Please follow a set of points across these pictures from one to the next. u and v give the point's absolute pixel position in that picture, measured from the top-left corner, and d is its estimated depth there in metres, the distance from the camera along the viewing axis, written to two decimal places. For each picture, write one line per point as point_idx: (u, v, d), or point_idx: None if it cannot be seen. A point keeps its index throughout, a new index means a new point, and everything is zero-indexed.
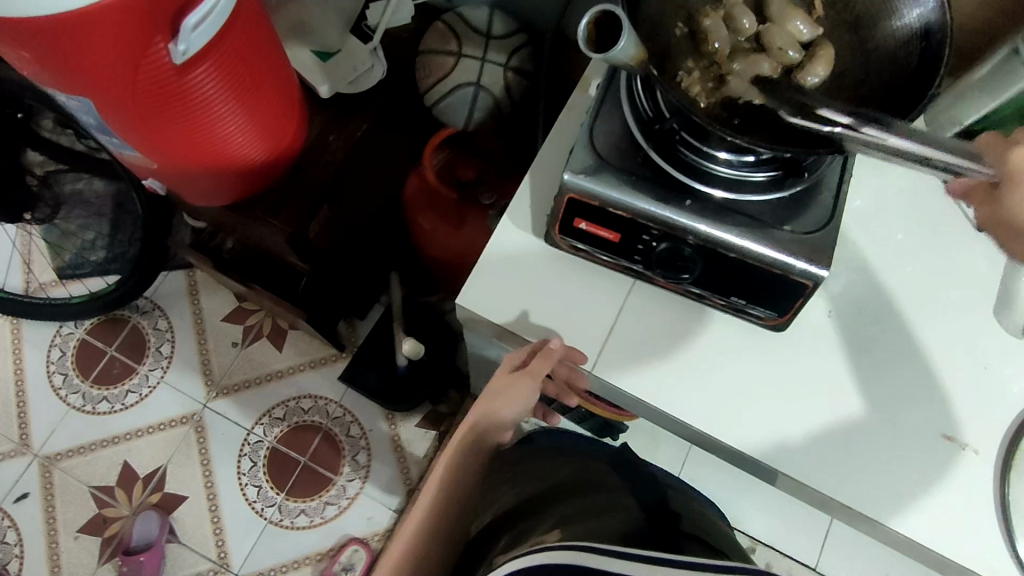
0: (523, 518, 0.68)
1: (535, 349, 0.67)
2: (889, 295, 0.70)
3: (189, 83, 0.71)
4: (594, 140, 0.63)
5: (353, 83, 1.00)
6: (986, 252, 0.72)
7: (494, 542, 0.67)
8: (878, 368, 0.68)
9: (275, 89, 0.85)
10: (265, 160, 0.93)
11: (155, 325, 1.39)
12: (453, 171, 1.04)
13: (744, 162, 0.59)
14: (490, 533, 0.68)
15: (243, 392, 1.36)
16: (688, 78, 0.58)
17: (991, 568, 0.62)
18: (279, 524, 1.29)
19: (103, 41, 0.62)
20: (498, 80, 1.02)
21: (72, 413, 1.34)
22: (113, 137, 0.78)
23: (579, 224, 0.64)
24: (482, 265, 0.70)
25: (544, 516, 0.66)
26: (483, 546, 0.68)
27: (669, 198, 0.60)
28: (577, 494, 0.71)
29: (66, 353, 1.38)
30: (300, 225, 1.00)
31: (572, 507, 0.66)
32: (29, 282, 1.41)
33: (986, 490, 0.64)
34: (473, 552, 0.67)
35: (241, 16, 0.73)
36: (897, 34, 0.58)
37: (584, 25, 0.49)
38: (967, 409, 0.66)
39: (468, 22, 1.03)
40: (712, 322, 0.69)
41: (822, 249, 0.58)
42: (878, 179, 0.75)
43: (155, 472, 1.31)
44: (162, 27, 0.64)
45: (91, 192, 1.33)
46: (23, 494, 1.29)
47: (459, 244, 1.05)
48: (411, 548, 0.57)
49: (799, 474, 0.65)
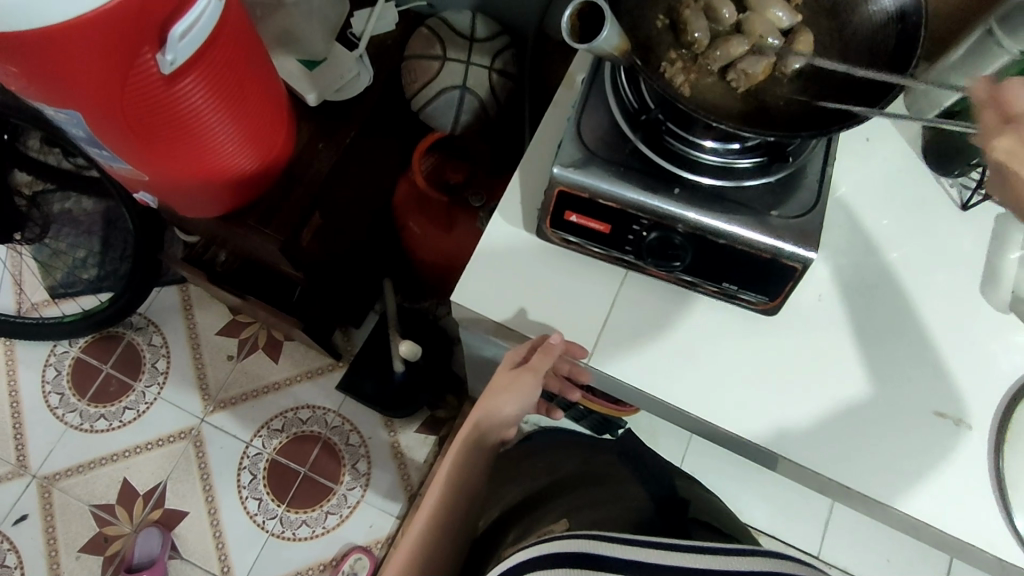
0: (528, 513, 0.68)
1: (534, 345, 0.67)
2: (877, 277, 0.71)
3: (177, 94, 0.72)
4: (581, 134, 0.63)
5: (338, 91, 1.02)
6: (971, 231, 0.73)
7: (500, 538, 0.67)
8: (871, 350, 0.69)
9: (262, 96, 0.86)
10: (255, 169, 0.93)
11: (149, 341, 1.39)
12: (442, 175, 1.06)
13: (730, 149, 0.59)
14: (496, 529, 0.69)
15: (241, 404, 1.36)
16: (671, 69, 0.59)
17: (989, 540, 0.63)
18: (281, 536, 1.28)
19: (90, 52, 0.62)
20: (485, 82, 1.01)
21: (69, 432, 1.33)
22: (102, 150, 0.79)
23: (569, 217, 0.65)
24: (476, 264, 0.71)
25: (549, 510, 0.66)
26: (489, 543, 0.68)
27: (658, 187, 0.61)
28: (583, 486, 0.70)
29: (62, 372, 1.37)
30: (292, 233, 1.01)
31: (577, 499, 0.66)
32: (21, 302, 1.41)
33: (981, 464, 0.65)
34: (480, 548, 0.68)
35: (227, 25, 0.74)
36: (875, 18, 0.59)
37: (566, 17, 0.50)
38: (960, 386, 0.67)
39: (451, 27, 1.02)
40: (707, 310, 0.70)
41: (810, 231, 0.60)
42: (863, 162, 0.75)
43: (155, 488, 1.31)
44: (149, 37, 0.65)
45: (79, 211, 1.33)
46: (22, 516, 1.29)
47: (448, 246, 1.06)
48: (419, 547, 0.58)
49: (798, 456, 0.66)
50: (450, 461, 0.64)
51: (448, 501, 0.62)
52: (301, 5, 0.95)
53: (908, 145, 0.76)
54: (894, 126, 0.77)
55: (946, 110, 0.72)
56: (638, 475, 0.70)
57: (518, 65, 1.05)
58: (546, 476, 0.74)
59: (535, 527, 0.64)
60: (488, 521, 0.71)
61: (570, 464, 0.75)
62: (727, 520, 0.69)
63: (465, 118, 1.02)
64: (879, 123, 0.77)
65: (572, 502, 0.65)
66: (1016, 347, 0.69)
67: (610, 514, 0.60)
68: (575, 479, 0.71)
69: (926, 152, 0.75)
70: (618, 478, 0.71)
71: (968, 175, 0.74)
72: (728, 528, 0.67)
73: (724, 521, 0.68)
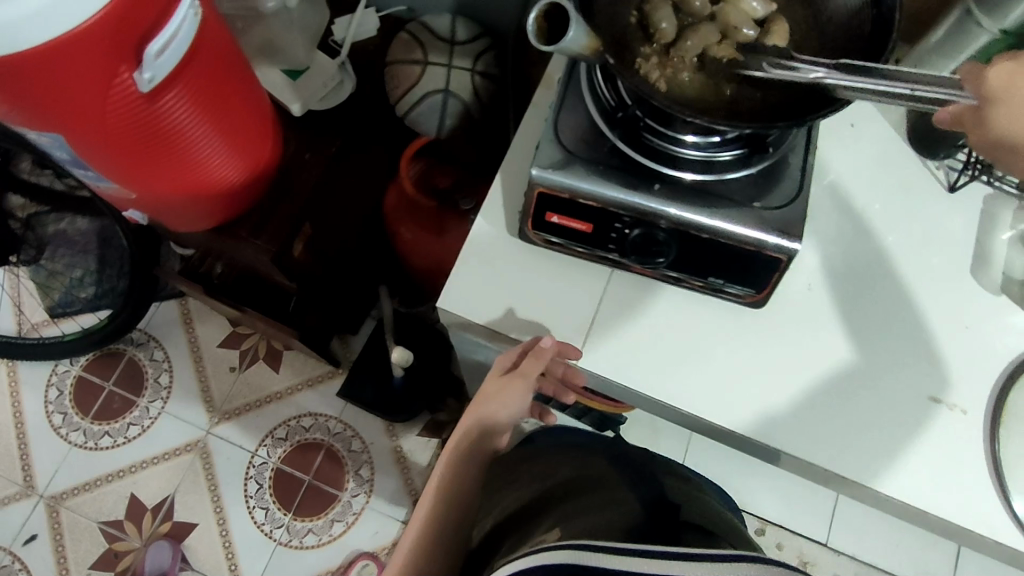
0: (523, 523, 0.64)
1: (525, 347, 0.67)
2: (867, 264, 0.71)
3: (159, 110, 0.72)
4: (560, 134, 0.63)
5: (323, 99, 1.05)
6: (960, 213, 0.73)
7: (492, 552, 0.64)
8: (864, 337, 0.68)
9: (245, 107, 0.86)
10: (242, 180, 0.93)
11: (151, 356, 1.40)
12: (430, 180, 1.04)
13: (711, 143, 0.59)
14: (488, 542, 0.66)
15: (245, 415, 1.36)
16: (645, 64, 0.59)
17: (986, 523, 0.63)
18: (289, 545, 1.29)
19: (67, 74, 0.62)
20: (467, 85, 1.01)
21: (74, 451, 1.34)
22: (88, 170, 0.79)
23: (551, 218, 0.65)
24: (462, 268, 0.70)
25: (541, 519, 0.62)
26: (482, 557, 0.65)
27: (639, 184, 0.60)
28: (580, 491, 0.66)
29: (65, 391, 1.38)
30: (283, 242, 1.01)
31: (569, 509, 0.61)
32: (21, 322, 1.42)
33: (977, 448, 0.64)
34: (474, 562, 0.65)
35: (206, 39, 0.74)
36: (849, 5, 0.58)
37: (532, 20, 0.50)
38: (953, 370, 0.67)
39: (432, 30, 1.02)
40: (695, 304, 0.70)
41: (792, 223, 0.59)
42: (849, 148, 0.75)
43: (162, 502, 1.31)
44: (126, 55, 0.64)
45: (74, 230, 1.33)
46: (31, 536, 1.29)
47: (440, 250, 1.05)
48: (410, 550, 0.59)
49: (793, 448, 0.65)
50: (441, 472, 0.65)
51: (434, 517, 0.62)
52: (280, 15, 0.95)
53: (893, 129, 0.76)
54: (878, 110, 0.77)
55: None
56: (620, 470, 0.70)
57: (500, 65, 1.05)
58: (542, 482, 0.71)
59: (524, 541, 0.59)
60: (481, 533, 0.68)
61: (566, 469, 0.71)
62: (724, 520, 0.67)
63: (450, 123, 1.03)
64: (863, 108, 0.77)
65: (564, 511, 0.60)
66: (1008, 328, 0.68)
67: (603, 522, 0.56)
68: (573, 484, 0.67)
69: (911, 134, 0.75)
70: (607, 477, 0.67)
71: (954, 157, 0.74)
72: (727, 534, 0.61)
73: (727, 528, 0.64)
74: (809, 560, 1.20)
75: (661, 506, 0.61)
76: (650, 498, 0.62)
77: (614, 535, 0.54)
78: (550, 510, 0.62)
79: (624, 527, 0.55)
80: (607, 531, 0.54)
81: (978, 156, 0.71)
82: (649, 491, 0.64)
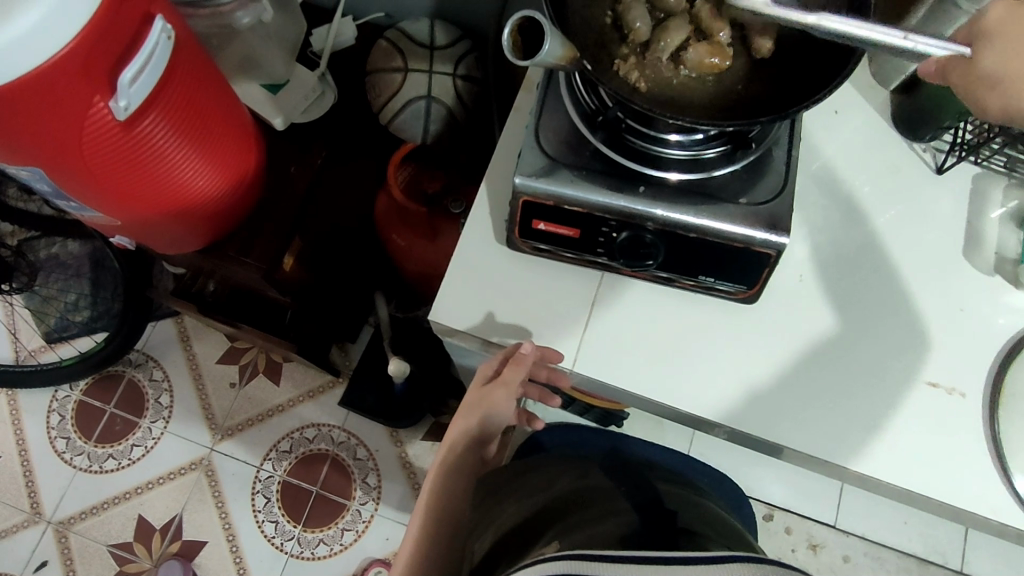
0: (521, 550, 0.59)
1: (506, 355, 0.68)
2: (859, 251, 0.70)
3: (137, 137, 0.71)
4: (543, 142, 0.63)
5: (305, 111, 1.06)
6: (949, 194, 0.72)
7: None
8: (859, 323, 0.68)
9: (225, 124, 0.85)
10: (225, 197, 0.92)
11: (150, 376, 1.40)
12: (420, 185, 1.06)
13: (695, 141, 0.59)
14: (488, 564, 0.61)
15: (248, 430, 1.36)
16: (624, 66, 0.58)
17: (988, 504, 0.63)
18: (300, 556, 1.29)
19: (42, 109, 0.61)
20: (450, 89, 1.00)
21: (79, 475, 1.34)
22: (71, 201, 0.77)
23: (538, 225, 0.64)
24: (450, 280, 0.70)
25: (537, 540, 0.59)
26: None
27: (623, 187, 0.60)
28: (581, 505, 0.62)
29: (66, 416, 1.37)
30: (273, 260, 1.01)
31: (567, 526, 0.58)
32: (18, 350, 1.39)
33: (976, 429, 0.65)
34: None
35: (179, 59, 0.73)
36: None
37: (508, 35, 0.52)
38: (949, 355, 0.67)
39: (411, 36, 1.01)
40: (686, 302, 0.69)
41: (781, 218, 0.59)
42: (832, 135, 0.74)
43: (170, 522, 1.31)
44: (101, 86, 0.63)
45: (66, 254, 1.35)
46: (42, 563, 1.29)
47: (436, 255, 1.03)
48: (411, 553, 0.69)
49: (791, 440, 0.65)
50: (429, 489, 0.74)
51: (424, 532, 0.70)
52: (255, 30, 0.93)
53: (877, 114, 0.75)
54: (862, 96, 0.76)
55: (910, 75, 0.73)
56: (617, 477, 0.69)
57: (482, 68, 1.04)
58: (542, 493, 0.66)
59: (524, 558, 0.58)
60: (482, 551, 0.63)
61: (565, 479, 0.68)
62: (726, 525, 0.66)
63: (435, 128, 1.02)
64: (845, 94, 0.76)
65: (567, 523, 0.59)
66: (1001, 305, 0.68)
67: (599, 533, 0.55)
68: (576, 496, 0.64)
69: (896, 117, 0.74)
70: (604, 488, 0.66)
71: (940, 139, 0.73)
72: (729, 537, 0.61)
73: (728, 532, 0.62)
74: (819, 543, 1.20)
75: (662, 512, 0.60)
76: (644, 502, 0.63)
77: (610, 543, 0.53)
78: (548, 530, 0.59)
79: (621, 535, 0.55)
80: (603, 540, 0.54)
81: (964, 137, 0.70)
82: (643, 494, 0.64)
